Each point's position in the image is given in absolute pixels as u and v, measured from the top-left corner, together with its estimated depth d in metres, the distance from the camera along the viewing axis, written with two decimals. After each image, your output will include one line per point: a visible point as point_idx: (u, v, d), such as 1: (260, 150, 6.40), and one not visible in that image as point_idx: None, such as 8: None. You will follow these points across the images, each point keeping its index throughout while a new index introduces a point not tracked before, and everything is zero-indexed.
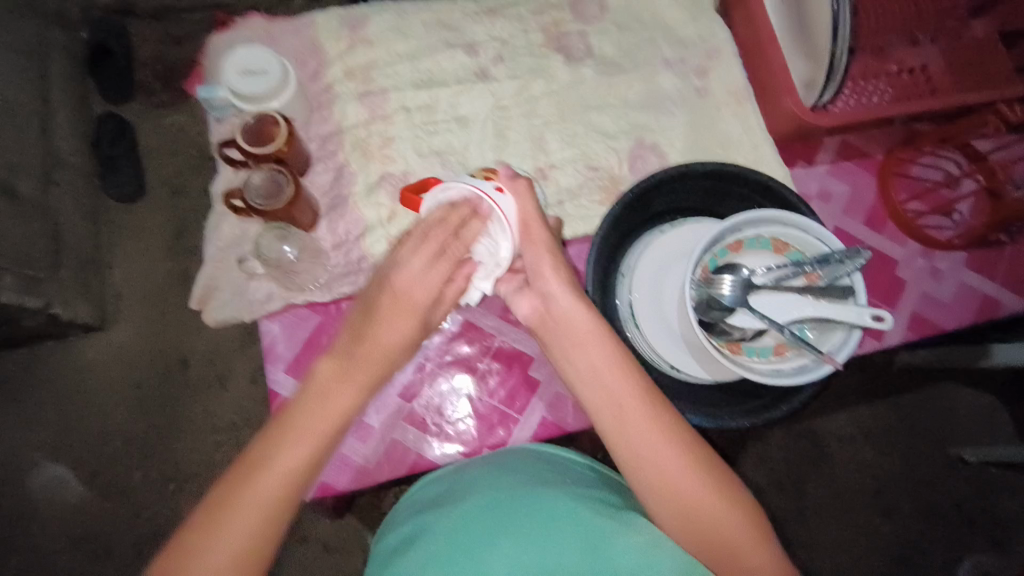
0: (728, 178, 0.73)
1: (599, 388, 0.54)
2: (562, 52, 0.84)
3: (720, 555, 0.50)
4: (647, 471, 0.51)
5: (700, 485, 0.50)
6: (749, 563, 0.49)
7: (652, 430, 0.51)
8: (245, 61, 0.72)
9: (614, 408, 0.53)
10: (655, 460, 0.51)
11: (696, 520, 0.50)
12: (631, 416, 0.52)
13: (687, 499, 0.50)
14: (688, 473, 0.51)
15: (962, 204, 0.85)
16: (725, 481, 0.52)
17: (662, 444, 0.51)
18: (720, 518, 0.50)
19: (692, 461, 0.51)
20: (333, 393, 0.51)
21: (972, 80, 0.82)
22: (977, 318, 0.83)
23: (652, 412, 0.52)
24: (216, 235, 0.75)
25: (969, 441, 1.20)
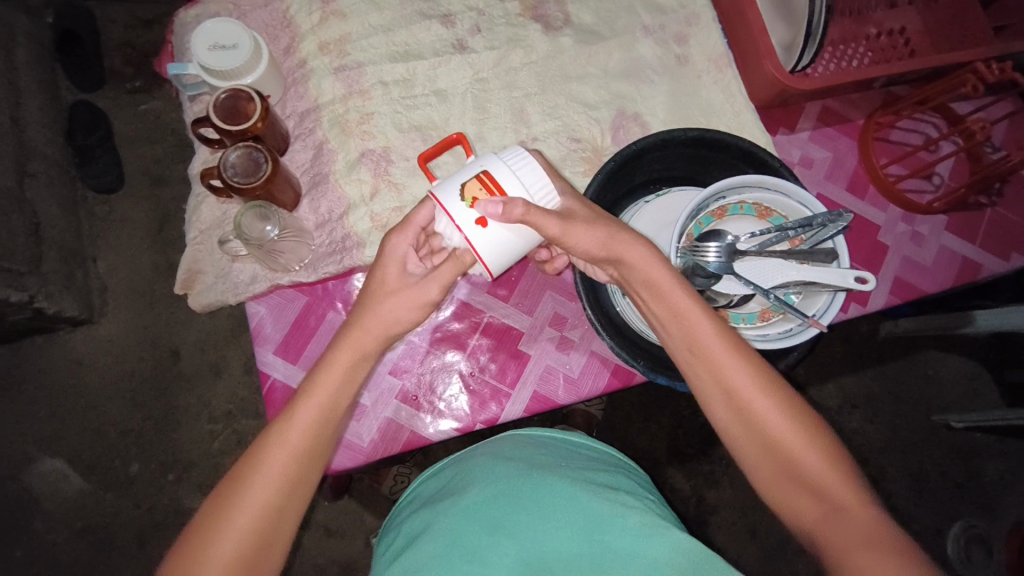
0: (712, 145, 0.72)
1: (702, 356, 0.54)
2: (540, 22, 0.83)
3: (807, 493, 0.50)
4: (752, 431, 0.53)
5: (807, 448, 0.51)
6: (839, 500, 0.49)
7: (756, 396, 0.53)
8: (216, 35, 0.69)
9: (717, 371, 0.54)
10: (759, 421, 0.52)
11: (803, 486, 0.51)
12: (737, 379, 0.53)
13: (769, 436, 0.52)
14: (794, 434, 0.52)
15: (941, 165, 0.86)
16: (809, 421, 0.53)
17: (770, 407, 0.52)
18: (825, 479, 0.50)
19: (796, 422, 0.52)
20: (327, 384, 0.53)
21: (948, 42, 0.84)
22: (958, 280, 0.84)
23: (752, 370, 0.53)
24: (196, 218, 0.74)
25: (951, 401, 1.22)
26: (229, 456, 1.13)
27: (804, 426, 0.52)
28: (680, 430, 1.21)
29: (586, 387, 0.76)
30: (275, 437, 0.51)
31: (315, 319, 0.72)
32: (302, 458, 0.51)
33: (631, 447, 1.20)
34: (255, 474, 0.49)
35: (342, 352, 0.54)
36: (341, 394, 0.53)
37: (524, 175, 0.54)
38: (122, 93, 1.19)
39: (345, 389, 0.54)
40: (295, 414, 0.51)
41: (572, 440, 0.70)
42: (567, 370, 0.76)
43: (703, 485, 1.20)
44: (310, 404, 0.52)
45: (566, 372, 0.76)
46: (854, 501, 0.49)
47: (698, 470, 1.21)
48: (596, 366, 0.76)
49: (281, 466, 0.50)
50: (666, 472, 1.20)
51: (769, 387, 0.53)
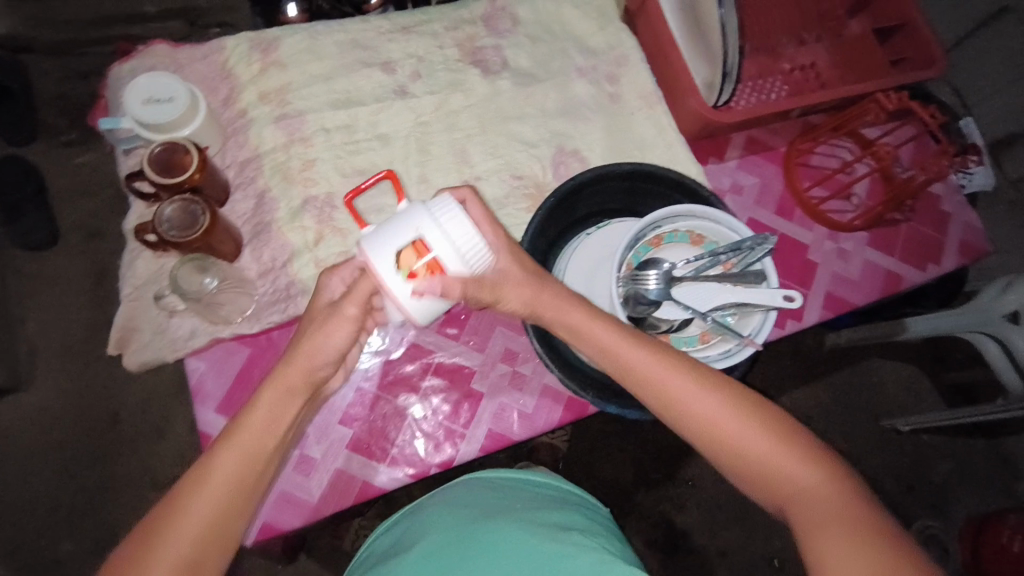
0: (646, 177, 0.76)
1: (650, 379, 0.56)
2: (478, 66, 0.86)
3: (772, 475, 0.52)
4: (712, 439, 0.54)
5: (767, 444, 0.52)
6: (801, 476, 0.51)
7: (707, 406, 0.54)
8: (150, 88, 0.68)
9: (665, 391, 0.55)
10: (715, 429, 0.54)
11: (772, 483, 0.52)
12: (687, 395, 0.55)
13: (722, 429, 0.54)
14: (754, 435, 0.53)
15: (858, 186, 0.92)
16: (757, 403, 0.54)
17: (724, 416, 0.54)
18: (790, 471, 0.51)
19: (752, 423, 0.53)
20: (254, 434, 0.51)
21: (855, 74, 0.91)
22: (882, 291, 0.90)
23: (687, 373, 0.55)
24: (130, 274, 0.71)
25: (896, 405, 1.29)
26: None
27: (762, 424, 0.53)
28: (643, 454, 1.22)
29: (540, 421, 0.76)
30: (190, 492, 0.49)
31: (260, 371, 0.70)
32: (220, 513, 0.49)
33: (597, 475, 1.20)
34: (169, 533, 0.48)
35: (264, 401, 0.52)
36: (264, 445, 0.51)
37: (447, 233, 0.52)
38: (56, 146, 1.15)
39: (270, 436, 0.52)
40: (213, 466, 0.49)
41: (524, 475, 0.71)
42: (520, 405, 0.76)
43: (671, 508, 1.21)
44: (230, 457, 0.50)
45: (520, 408, 0.76)
46: (816, 472, 0.51)
47: (664, 494, 1.21)
48: (549, 400, 0.77)
49: (197, 522, 0.48)
50: (634, 498, 1.21)
51: (718, 395, 0.54)
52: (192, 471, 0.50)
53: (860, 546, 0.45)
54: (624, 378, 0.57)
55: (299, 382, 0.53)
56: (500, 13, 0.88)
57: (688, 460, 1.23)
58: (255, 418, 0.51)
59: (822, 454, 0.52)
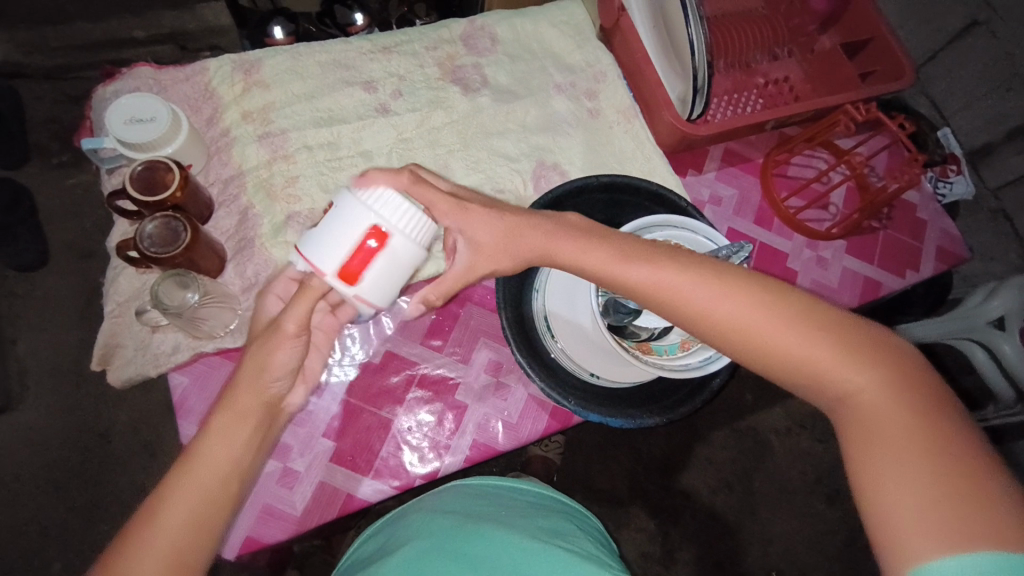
0: (623, 188, 0.77)
1: (682, 297, 0.52)
2: (458, 84, 0.88)
3: (823, 378, 0.48)
4: (758, 351, 0.50)
5: (820, 350, 0.48)
6: (856, 374, 0.47)
7: (751, 321, 0.50)
8: (132, 109, 0.70)
9: (699, 308, 0.51)
10: (760, 341, 0.49)
11: (826, 388, 0.48)
12: (724, 308, 0.50)
13: (763, 337, 0.49)
14: (806, 343, 0.48)
15: (835, 195, 0.94)
16: (797, 305, 0.50)
17: (768, 326, 0.49)
18: (843, 376, 0.47)
19: (803, 329, 0.49)
20: (219, 451, 0.50)
21: (827, 87, 0.94)
22: (863, 297, 0.91)
23: (714, 285, 0.51)
24: (114, 290, 0.72)
25: None
26: None
27: (813, 328, 0.48)
28: (637, 465, 1.22)
29: (525, 431, 0.76)
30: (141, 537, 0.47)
31: None
32: (176, 552, 0.47)
33: (592, 488, 1.20)
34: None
35: (222, 428, 0.51)
36: (221, 479, 0.50)
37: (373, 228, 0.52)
38: (48, 168, 1.16)
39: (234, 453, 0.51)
40: (165, 506, 0.48)
41: (509, 484, 0.71)
42: (505, 415, 0.76)
43: (667, 521, 1.20)
44: (182, 492, 0.48)
45: (504, 418, 0.76)
46: (869, 372, 0.47)
47: (659, 506, 1.21)
48: (533, 410, 0.77)
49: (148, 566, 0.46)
50: (629, 511, 1.19)
51: (758, 302, 0.50)
52: (141, 514, 0.48)
53: (929, 447, 0.42)
54: (652, 301, 0.54)
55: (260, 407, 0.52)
56: (480, 33, 0.91)
57: (682, 471, 1.23)
58: (210, 446, 0.50)
59: (877, 347, 0.48)
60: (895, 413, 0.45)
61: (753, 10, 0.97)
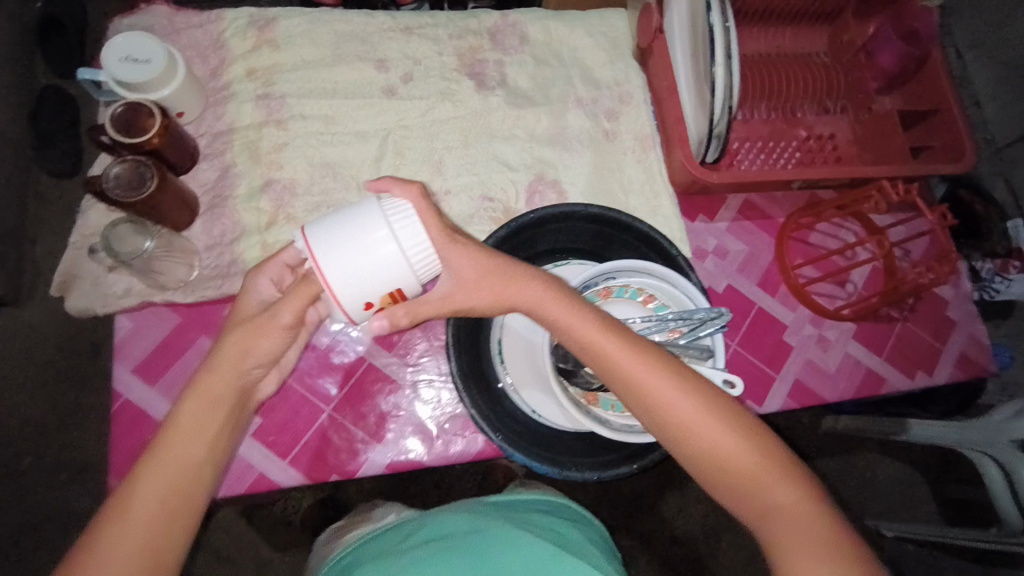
0: (613, 223, 0.72)
1: (636, 377, 0.50)
2: (474, 79, 0.84)
3: (744, 489, 0.48)
4: (691, 449, 0.50)
5: (748, 459, 0.49)
6: (774, 491, 0.48)
7: (692, 415, 0.49)
8: (129, 46, 0.69)
9: (647, 394, 0.50)
10: (695, 438, 0.49)
11: (747, 499, 0.49)
12: (672, 400, 0.50)
13: (705, 440, 0.49)
14: (735, 449, 0.49)
15: (855, 274, 0.86)
16: (735, 412, 0.50)
17: (706, 424, 0.49)
18: (766, 488, 0.48)
19: (735, 436, 0.49)
20: (199, 427, 0.48)
21: (874, 153, 0.86)
22: (860, 391, 0.82)
23: (674, 377, 0.50)
24: (83, 223, 0.72)
25: (880, 508, 1.21)
26: None
27: (744, 436, 0.49)
28: None
29: (455, 451, 0.73)
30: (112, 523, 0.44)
31: (185, 341, 0.70)
32: (147, 533, 0.44)
33: None
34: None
35: (196, 402, 0.48)
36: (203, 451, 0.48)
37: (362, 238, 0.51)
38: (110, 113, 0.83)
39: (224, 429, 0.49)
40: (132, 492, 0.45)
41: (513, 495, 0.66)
42: (438, 430, 0.73)
43: None
44: (150, 475, 0.46)
45: (436, 432, 0.73)
46: (787, 490, 0.48)
47: None
48: (469, 430, 0.73)
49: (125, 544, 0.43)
50: None
51: (706, 405, 0.50)
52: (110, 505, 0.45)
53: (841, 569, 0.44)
54: (605, 374, 0.51)
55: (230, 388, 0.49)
56: (510, 29, 0.86)
57: None
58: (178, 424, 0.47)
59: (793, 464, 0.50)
60: (813, 532, 0.46)
61: (814, 56, 0.91)
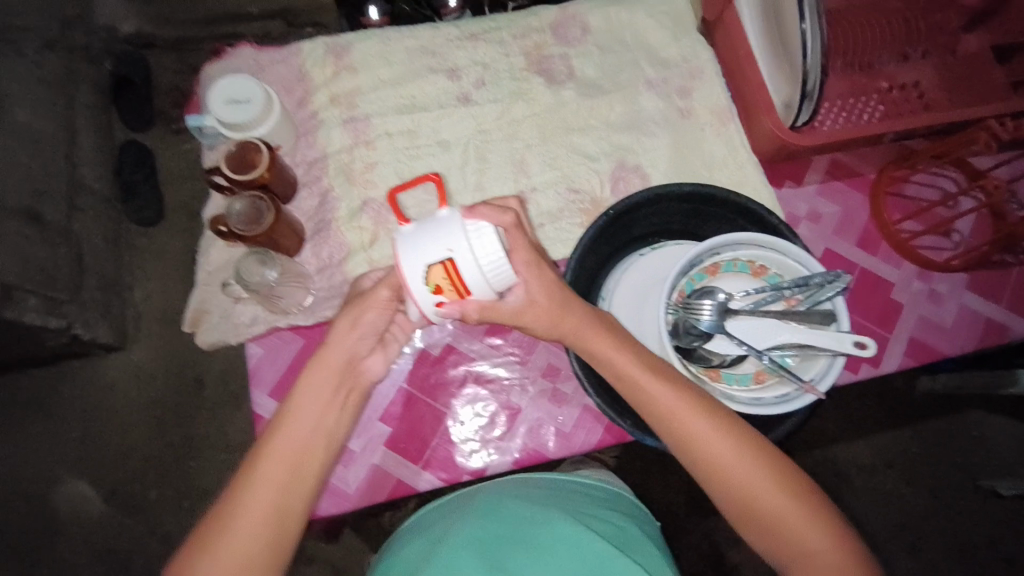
0: (709, 200, 0.71)
1: (673, 419, 0.53)
2: (543, 75, 0.85)
3: (776, 539, 0.51)
4: (720, 483, 0.53)
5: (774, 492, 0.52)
6: (808, 544, 0.50)
7: (735, 468, 0.52)
8: (230, 90, 0.74)
9: (682, 433, 0.53)
10: (727, 476, 0.52)
11: (767, 529, 0.52)
12: (707, 439, 0.53)
13: (740, 490, 0.52)
14: (764, 486, 0.52)
15: (960, 222, 0.82)
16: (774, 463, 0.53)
17: (735, 460, 0.52)
18: (802, 539, 0.50)
19: (762, 471, 0.52)
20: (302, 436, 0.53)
21: (965, 97, 0.82)
22: (981, 342, 0.80)
23: (715, 427, 0.53)
24: (206, 261, 0.78)
25: (997, 464, 1.15)
26: None
27: (780, 486, 0.52)
28: None
29: (577, 441, 0.75)
30: (241, 492, 0.50)
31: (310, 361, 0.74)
32: (273, 507, 0.50)
33: None
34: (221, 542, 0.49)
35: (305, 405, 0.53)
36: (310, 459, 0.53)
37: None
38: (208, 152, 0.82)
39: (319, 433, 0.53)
40: (262, 467, 0.51)
41: (578, 478, 0.70)
42: (558, 423, 0.75)
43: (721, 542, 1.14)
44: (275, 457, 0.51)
45: (557, 425, 0.75)
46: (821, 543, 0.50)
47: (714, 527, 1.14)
48: (588, 421, 0.75)
49: (256, 514, 0.49)
50: None
51: (744, 458, 0.52)
52: (242, 477, 0.51)
53: None
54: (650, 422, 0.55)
55: (336, 382, 0.55)
56: (570, 22, 0.87)
57: None
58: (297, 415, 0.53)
59: (830, 516, 0.51)
60: None
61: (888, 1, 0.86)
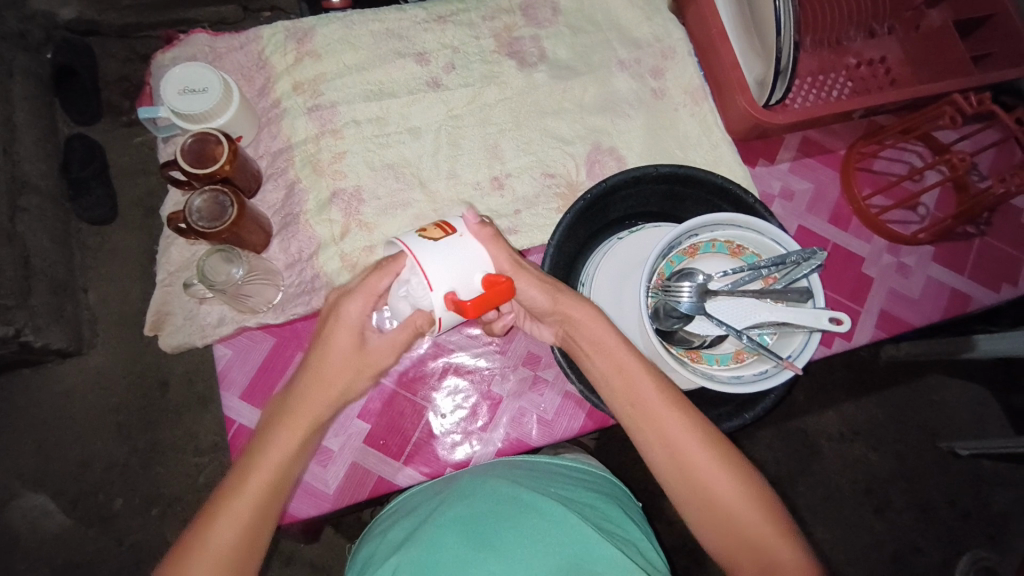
0: (685, 181, 0.71)
1: (649, 417, 0.56)
2: (514, 58, 0.83)
3: (734, 536, 0.54)
4: (686, 482, 0.55)
5: (735, 492, 0.54)
6: (761, 541, 0.53)
7: (701, 461, 0.54)
8: (185, 79, 0.70)
9: (657, 431, 0.56)
10: (694, 475, 0.54)
11: (723, 530, 0.54)
12: (677, 439, 0.55)
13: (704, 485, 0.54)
14: (727, 486, 0.54)
15: (926, 196, 0.84)
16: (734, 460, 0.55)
17: (702, 459, 0.54)
18: (757, 536, 0.53)
19: (726, 472, 0.54)
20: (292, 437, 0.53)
21: (930, 71, 0.83)
22: (948, 312, 0.82)
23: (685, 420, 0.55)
24: (166, 260, 0.74)
25: (957, 428, 1.20)
26: (216, 489, 1.11)
27: (741, 482, 0.54)
28: None
29: (560, 428, 0.74)
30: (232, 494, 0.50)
31: (284, 360, 0.72)
32: (253, 524, 0.50)
33: None
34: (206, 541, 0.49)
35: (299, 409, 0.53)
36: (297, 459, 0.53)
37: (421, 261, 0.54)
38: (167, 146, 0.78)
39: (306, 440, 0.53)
40: (245, 484, 0.51)
41: (567, 467, 0.70)
42: (541, 411, 0.74)
43: None
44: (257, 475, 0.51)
45: (540, 413, 0.74)
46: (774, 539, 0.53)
47: None
48: (570, 408, 0.74)
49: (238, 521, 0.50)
50: None
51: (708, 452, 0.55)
52: (227, 487, 0.51)
53: None
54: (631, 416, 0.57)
55: (326, 404, 0.54)
56: (540, 2, 0.85)
57: None
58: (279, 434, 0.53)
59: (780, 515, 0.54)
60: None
61: None
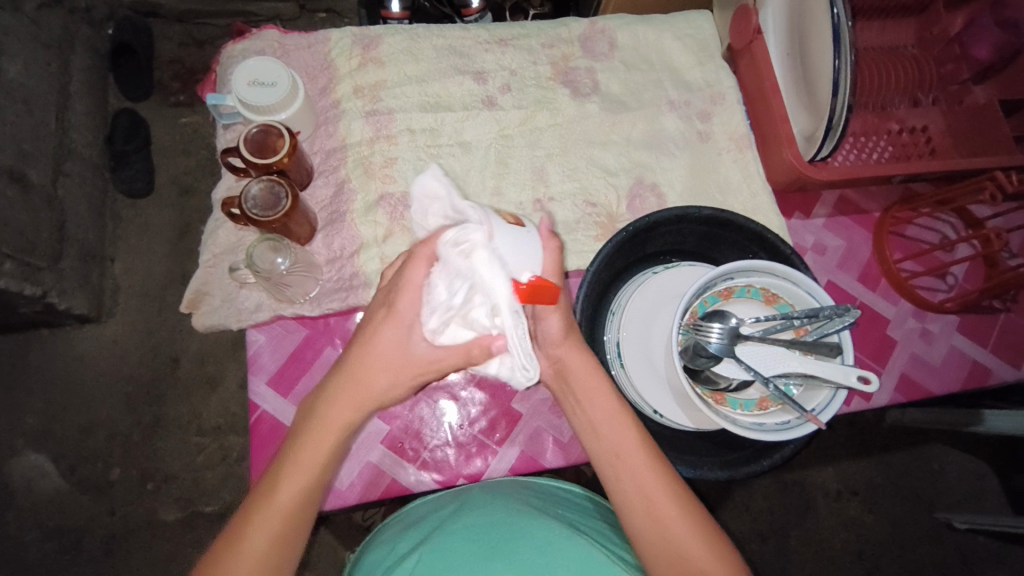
0: (724, 225, 0.72)
1: (629, 486, 0.55)
2: (568, 86, 0.85)
3: None
4: (660, 546, 0.54)
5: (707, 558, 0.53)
6: None
7: (675, 523, 0.54)
8: (257, 72, 0.73)
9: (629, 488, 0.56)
10: (672, 542, 0.54)
11: None
12: (653, 493, 0.55)
13: (677, 551, 0.53)
14: (697, 548, 0.53)
15: (956, 267, 0.86)
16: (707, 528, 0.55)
17: (670, 510, 0.54)
18: None
19: (698, 534, 0.54)
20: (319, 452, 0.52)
21: (969, 148, 0.84)
22: (967, 383, 0.83)
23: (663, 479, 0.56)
24: (212, 241, 0.76)
25: (957, 500, 1.19)
26: (212, 471, 1.11)
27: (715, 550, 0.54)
28: None
29: (575, 453, 0.75)
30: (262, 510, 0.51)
31: (313, 353, 0.73)
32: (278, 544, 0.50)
33: None
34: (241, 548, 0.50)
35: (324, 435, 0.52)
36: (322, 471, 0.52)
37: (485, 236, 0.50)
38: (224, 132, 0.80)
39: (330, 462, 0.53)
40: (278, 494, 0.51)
41: (568, 492, 0.69)
42: (556, 433, 0.75)
43: None
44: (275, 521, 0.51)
45: (556, 435, 0.75)
46: None
47: None
48: None
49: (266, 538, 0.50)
50: None
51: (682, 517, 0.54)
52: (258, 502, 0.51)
53: None
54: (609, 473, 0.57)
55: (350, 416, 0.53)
56: (599, 36, 0.87)
57: (716, 514, 1.17)
58: (255, 529, 0.50)
59: None
60: None
61: (901, 48, 0.90)
